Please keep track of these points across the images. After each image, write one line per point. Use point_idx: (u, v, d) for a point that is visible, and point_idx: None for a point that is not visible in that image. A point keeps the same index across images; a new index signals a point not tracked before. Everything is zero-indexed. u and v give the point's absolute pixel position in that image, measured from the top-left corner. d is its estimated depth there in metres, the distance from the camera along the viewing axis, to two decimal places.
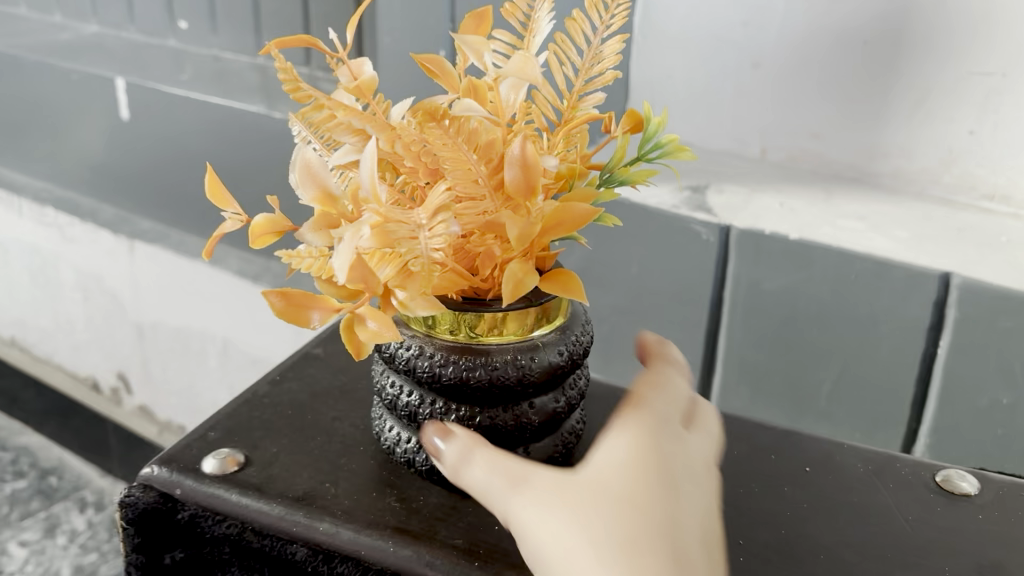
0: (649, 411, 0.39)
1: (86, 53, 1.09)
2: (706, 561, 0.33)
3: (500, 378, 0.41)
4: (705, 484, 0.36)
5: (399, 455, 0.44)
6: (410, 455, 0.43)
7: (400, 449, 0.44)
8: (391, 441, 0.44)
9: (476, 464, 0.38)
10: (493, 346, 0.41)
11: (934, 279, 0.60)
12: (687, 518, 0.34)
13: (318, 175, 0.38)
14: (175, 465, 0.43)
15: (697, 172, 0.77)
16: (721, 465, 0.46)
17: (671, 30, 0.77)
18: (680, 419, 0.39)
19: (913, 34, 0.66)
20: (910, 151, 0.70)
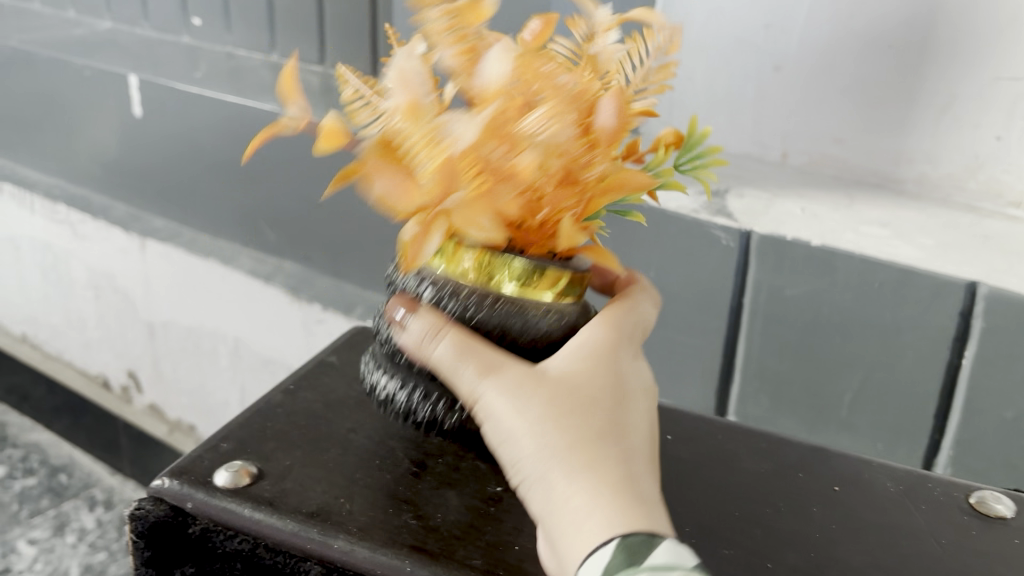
0: (616, 326, 0.42)
1: (99, 50, 1.08)
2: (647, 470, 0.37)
3: (532, 332, 0.41)
4: (650, 404, 0.40)
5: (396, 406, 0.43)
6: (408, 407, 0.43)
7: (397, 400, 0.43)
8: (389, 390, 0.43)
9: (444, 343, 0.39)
10: (530, 300, 0.41)
11: (960, 289, 0.59)
12: (637, 430, 0.38)
13: (409, 80, 0.38)
14: (187, 477, 0.42)
15: (717, 176, 0.75)
16: (751, 483, 0.46)
17: (691, 31, 0.76)
18: (637, 341, 0.43)
19: (940, 38, 0.65)
20: (936, 158, 0.69)
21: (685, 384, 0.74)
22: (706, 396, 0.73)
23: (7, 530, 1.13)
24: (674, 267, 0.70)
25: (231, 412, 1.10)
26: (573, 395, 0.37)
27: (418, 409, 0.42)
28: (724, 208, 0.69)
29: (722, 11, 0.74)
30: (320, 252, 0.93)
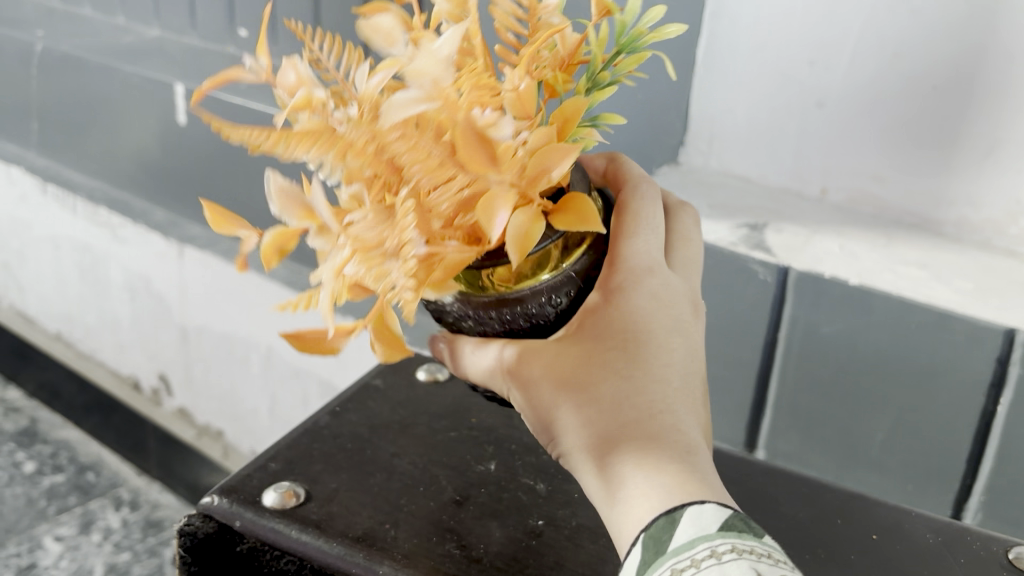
0: (620, 265, 0.43)
1: (147, 57, 1.10)
2: (680, 402, 0.40)
3: (541, 318, 0.42)
4: (678, 331, 0.42)
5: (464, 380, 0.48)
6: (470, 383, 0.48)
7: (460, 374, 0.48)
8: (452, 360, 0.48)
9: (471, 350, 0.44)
10: (526, 292, 0.41)
11: (998, 336, 0.58)
12: (662, 372, 0.41)
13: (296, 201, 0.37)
14: (235, 496, 0.46)
15: (756, 210, 0.76)
16: (790, 530, 0.47)
17: (736, 66, 0.77)
18: (659, 257, 0.44)
19: (986, 83, 0.65)
20: (977, 202, 0.69)
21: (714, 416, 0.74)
22: (737, 431, 0.73)
23: (35, 525, 1.15)
24: (709, 299, 0.70)
25: (259, 420, 1.11)
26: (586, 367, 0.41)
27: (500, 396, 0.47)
28: (763, 242, 0.69)
29: (768, 46, 0.75)
30: None
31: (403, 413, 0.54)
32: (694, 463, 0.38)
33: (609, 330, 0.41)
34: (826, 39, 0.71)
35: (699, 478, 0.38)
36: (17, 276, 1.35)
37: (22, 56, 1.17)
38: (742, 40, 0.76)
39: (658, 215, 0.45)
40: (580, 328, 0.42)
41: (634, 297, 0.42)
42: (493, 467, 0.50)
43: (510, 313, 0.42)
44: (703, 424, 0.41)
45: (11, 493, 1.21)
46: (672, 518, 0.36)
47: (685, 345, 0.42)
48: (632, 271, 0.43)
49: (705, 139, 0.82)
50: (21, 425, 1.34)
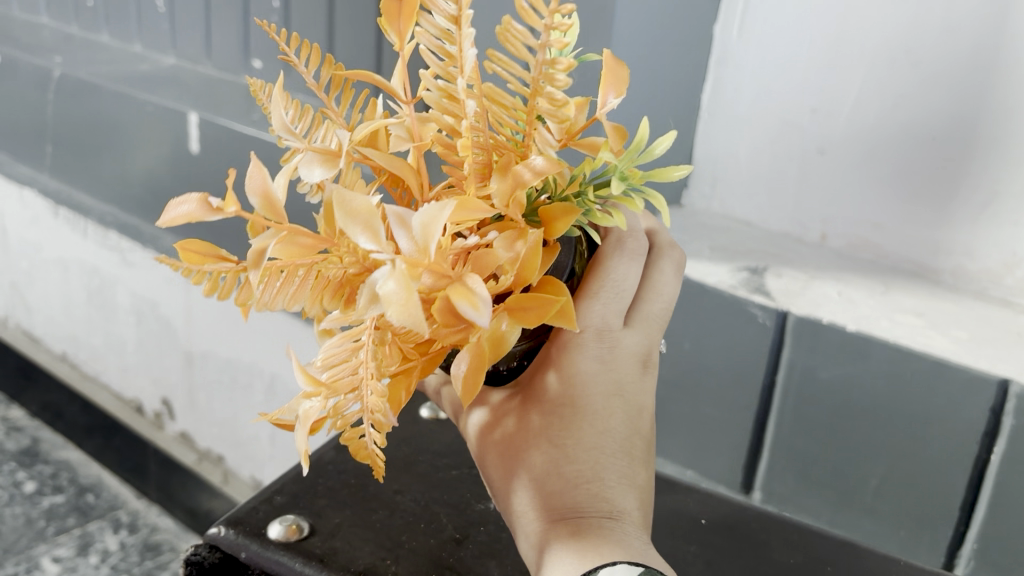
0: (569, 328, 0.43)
1: (163, 85, 1.12)
2: (611, 472, 0.41)
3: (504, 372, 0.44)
4: (619, 397, 0.42)
5: None
6: None
7: None
8: None
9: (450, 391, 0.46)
10: None
11: (992, 386, 0.59)
12: (595, 442, 0.41)
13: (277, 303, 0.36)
14: (241, 528, 0.47)
15: (756, 253, 0.77)
16: None
17: (738, 113, 0.79)
18: (616, 317, 0.43)
19: (982, 138, 0.67)
20: (974, 251, 0.70)
21: (712, 456, 0.75)
22: (735, 472, 0.74)
23: (32, 546, 1.16)
24: (708, 340, 0.72)
25: (259, 447, 1.11)
26: (528, 434, 0.42)
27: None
28: (762, 286, 0.71)
29: (771, 93, 0.77)
30: None
31: (407, 449, 0.55)
32: (613, 529, 0.39)
33: (550, 396, 0.42)
34: (828, 89, 0.73)
35: (613, 542, 0.39)
36: (25, 296, 1.36)
37: (40, 80, 1.20)
38: (745, 86, 0.78)
39: (629, 270, 0.44)
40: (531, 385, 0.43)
41: (579, 361, 0.42)
42: (493, 506, 0.51)
43: None
44: (639, 487, 0.41)
45: (11, 512, 1.21)
46: None
47: (627, 408, 0.42)
48: (579, 335, 0.42)
49: (709, 183, 0.84)
50: (22, 445, 1.35)
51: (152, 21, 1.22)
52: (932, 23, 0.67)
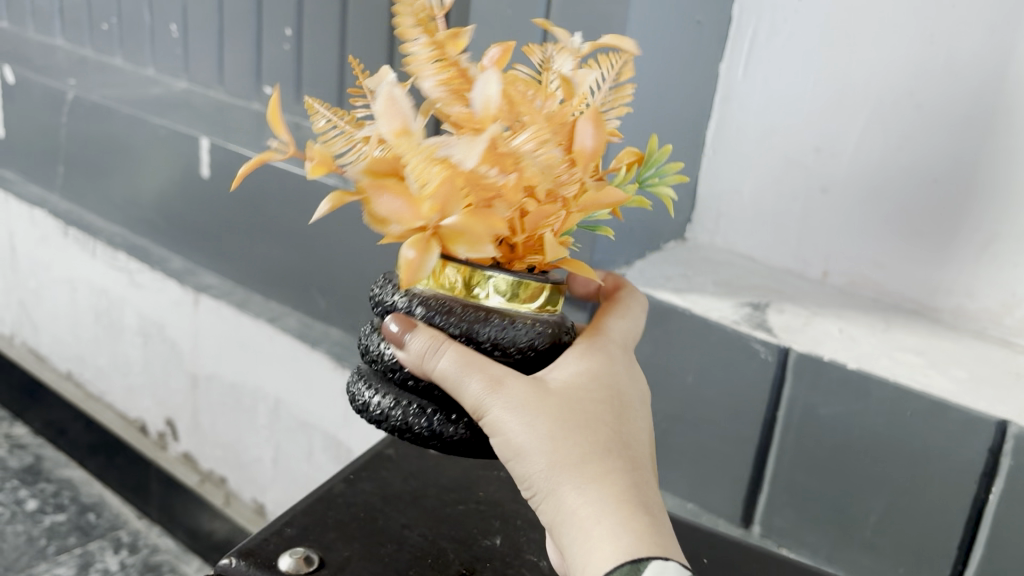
0: (604, 339, 0.48)
1: (175, 109, 1.14)
2: (648, 467, 0.44)
3: (523, 343, 0.45)
4: (644, 410, 0.47)
5: (395, 419, 0.47)
6: (408, 419, 0.47)
7: (394, 413, 0.47)
8: (383, 406, 0.47)
9: (447, 354, 0.44)
10: (519, 314, 0.46)
11: (991, 427, 0.60)
12: (637, 437, 0.45)
13: (400, 108, 0.41)
14: (252, 560, 0.48)
15: (759, 289, 0.78)
16: None
17: (742, 150, 0.81)
18: (630, 347, 0.50)
19: (983, 180, 0.68)
20: (974, 291, 0.71)
21: (712, 490, 0.75)
22: (734, 506, 0.75)
23: (33, 564, 1.16)
24: (711, 373, 0.72)
25: (261, 469, 1.12)
26: (578, 408, 0.43)
27: (413, 423, 0.47)
28: (764, 322, 0.71)
29: (775, 131, 0.78)
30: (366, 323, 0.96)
31: (413, 484, 0.57)
32: (661, 518, 0.42)
33: (601, 383, 0.45)
34: (832, 128, 0.74)
35: (664, 535, 0.41)
36: (33, 315, 1.38)
37: (54, 102, 1.21)
38: (750, 123, 0.79)
39: (638, 316, 0.53)
40: (573, 371, 0.45)
41: (618, 367, 0.47)
42: (499, 542, 0.53)
43: (505, 326, 0.45)
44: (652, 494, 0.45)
45: (12, 530, 1.21)
46: (638, 567, 0.39)
47: (648, 422, 0.47)
48: (612, 346, 0.48)
49: (712, 218, 0.85)
50: (25, 462, 1.35)
51: (165, 45, 1.24)
52: (935, 66, 0.68)
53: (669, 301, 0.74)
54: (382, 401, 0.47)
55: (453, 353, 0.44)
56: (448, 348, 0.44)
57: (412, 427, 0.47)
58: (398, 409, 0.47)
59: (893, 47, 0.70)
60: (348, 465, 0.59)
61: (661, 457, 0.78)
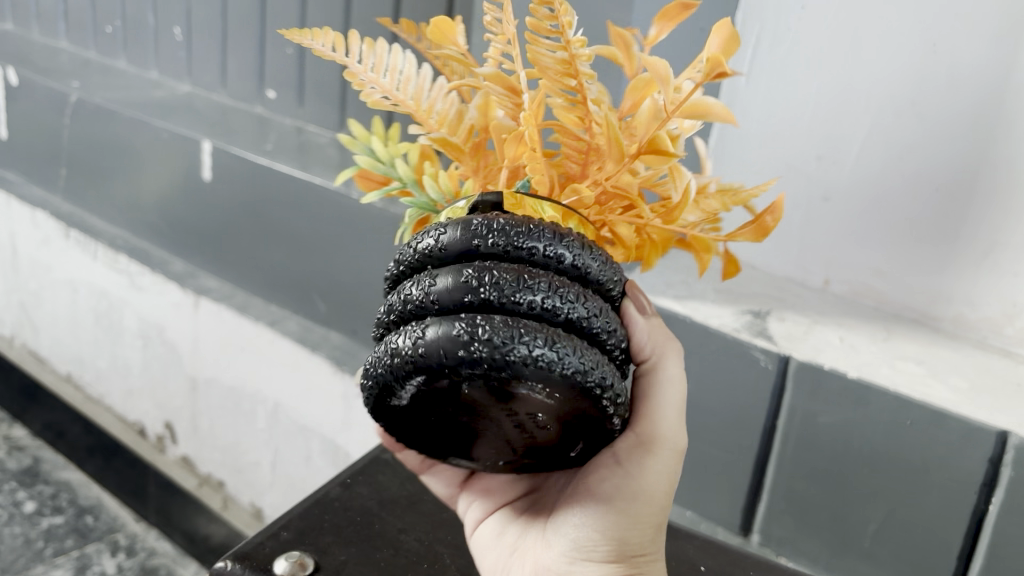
0: None
1: (177, 112, 1.14)
2: None
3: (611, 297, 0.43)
4: None
5: (504, 334, 0.37)
6: (527, 336, 0.37)
7: (502, 331, 0.37)
8: (483, 326, 0.38)
9: (667, 390, 0.46)
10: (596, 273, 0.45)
11: (991, 437, 0.60)
12: None
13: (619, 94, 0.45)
14: (248, 563, 0.50)
15: (760, 297, 0.78)
16: None
17: (744, 157, 0.80)
18: None
19: (985, 190, 0.68)
20: (974, 301, 0.71)
21: (710, 499, 0.75)
22: (732, 513, 0.74)
23: (30, 566, 1.16)
24: (710, 381, 0.72)
25: (260, 473, 1.12)
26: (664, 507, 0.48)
27: (530, 341, 0.37)
28: (765, 330, 0.71)
29: (776, 138, 0.78)
30: (366, 327, 0.96)
31: (411, 488, 0.58)
32: None
33: None
34: (834, 137, 0.74)
35: None
36: (34, 316, 1.37)
37: (56, 104, 1.21)
38: (751, 130, 0.79)
39: None
40: None
41: None
42: None
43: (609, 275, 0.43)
44: None
45: (9, 531, 1.21)
46: None
47: None
48: None
49: None
50: (23, 464, 1.35)
51: (169, 48, 1.24)
52: (937, 74, 0.68)
53: (669, 308, 0.73)
54: (439, 331, 0.38)
55: (672, 381, 0.46)
56: (670, 364, 0.46)
57: (527, 348, 0.37)
58: (509, 327, 0.37)
59: (897, 55, 0.70)
60: (345, 467, 0.60)
61: None
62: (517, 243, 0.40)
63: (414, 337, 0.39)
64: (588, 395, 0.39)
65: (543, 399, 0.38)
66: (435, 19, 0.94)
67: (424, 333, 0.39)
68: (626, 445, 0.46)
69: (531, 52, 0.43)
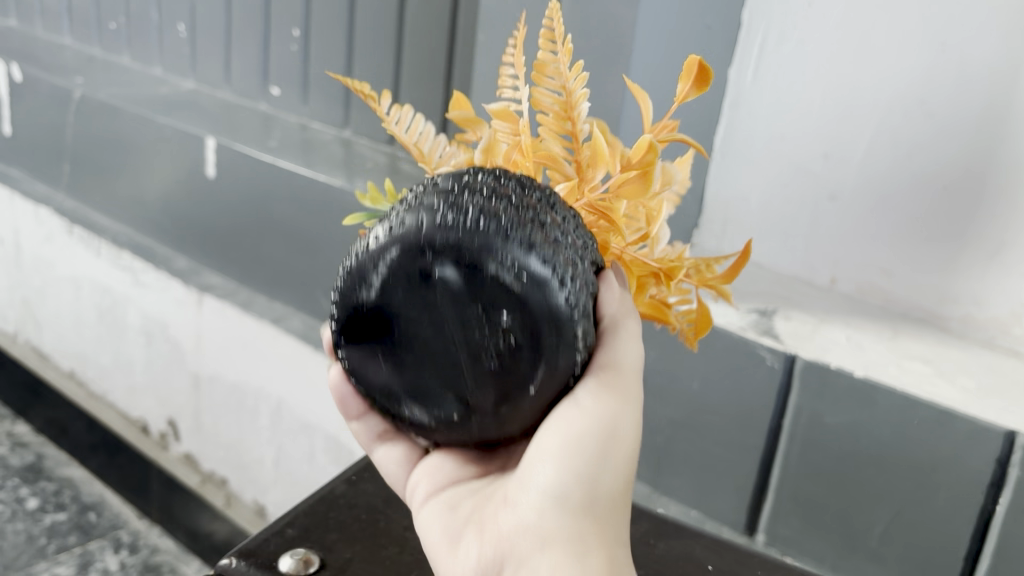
0: None
1: (181, 108, 1.14)
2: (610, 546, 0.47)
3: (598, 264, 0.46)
4: None
5: (474, 222, 0.41)
6: (495, 226, 0.41)
7: (472, 219, 0.41)
8: (458, 213, 0.42)
9: (629, 338, 0.45)
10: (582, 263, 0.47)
11: (998, 438, 0.60)
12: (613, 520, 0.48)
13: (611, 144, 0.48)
14: (253, 561, 0.50)
15: (766, 296, 0.77)
16: None
17: (750, 156, 0.80)
18: None
19: (993, 189, 0.67)
20: (982, 301, 0.70)
21: (716, 498, 0.75)
22: (738, 513, 0.74)
23: (33, 563, 1.16)
24: (716, 380, 0.72)
25: (263, 470, 1.11)
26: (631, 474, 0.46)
27: (499, 229, 0.41)
28: (771, 329, 0.71)
29: (782, 137, 0.78)
30: None
31: None
32: None
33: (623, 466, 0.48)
34: (842, 135, 0.74)
35: None
36: (37, 313, 1.37)
37: (59, 101, 1.21)
38: (757, 129, 0.79)
39: None
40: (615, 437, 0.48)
41: None
42: None
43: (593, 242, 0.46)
44: None
45: (12, 528, 1.21)
46: None
47: None
48: None
49: (720, 222, 0.83)
50: (26, 461, 1.35)
51: (173, 44, 1.24)
52: (945, 73, 0.68)
53: None
54: (421, 213, 0.42)
55: (631, 334, 0.45)
56: (631, 318, 0.46)
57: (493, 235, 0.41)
58: (482, 215, 0.41)
59: (905, 53, 0.69)
60: (350, 465, 0.61)
61: (665, 464, 0.77)
62: (500, 176, 0.44)
63: (394, 222, 0.43)
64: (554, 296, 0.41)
65: (508, 288, 0.41)
66: (440, 18, 0.94)
67: (403, 218, 0.43)
68: (588, 389, 0.44)
69: (535, 95, 0.48)
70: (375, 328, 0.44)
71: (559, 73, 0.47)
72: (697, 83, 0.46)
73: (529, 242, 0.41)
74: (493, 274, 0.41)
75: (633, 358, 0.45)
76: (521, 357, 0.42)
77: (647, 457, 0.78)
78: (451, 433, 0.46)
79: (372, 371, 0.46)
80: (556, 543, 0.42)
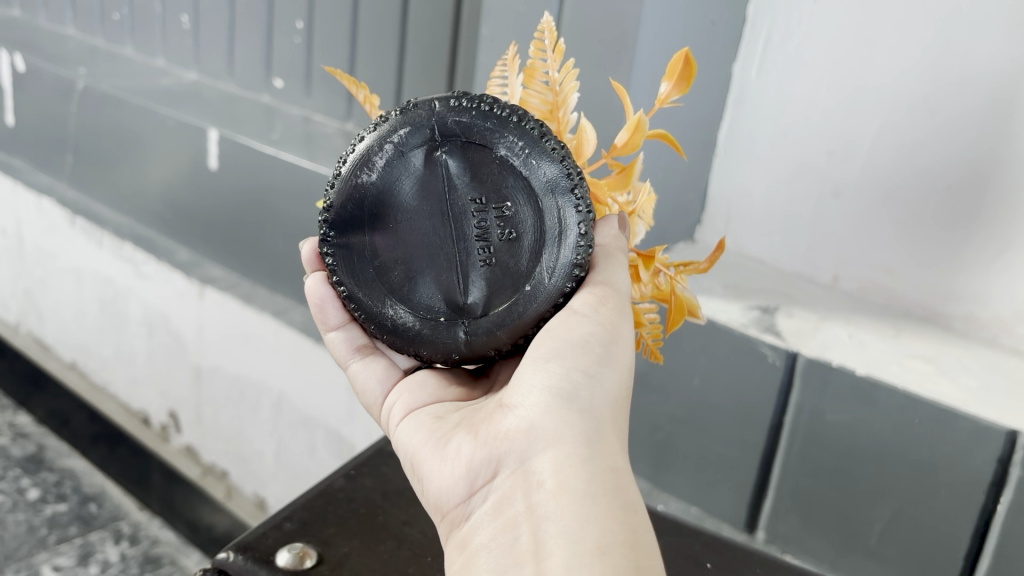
0: None
1: (184, 100, 1.13)
2: None
3: None
4: None
5: (490, 107, 0.50)
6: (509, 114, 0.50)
7: (489, 104, 0.51)
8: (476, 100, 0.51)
9: (620, 268, 0.51)
10: None
11: (1000, 437, 0.59)
12: None
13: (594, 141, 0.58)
14: (249, 555, 0.50)
15: (769, 293, 0.77)
16: None
17: (753, 152, 0.80)
18: None
19: (997, 188, 0.67)
20: (985, 299, 0.70)
21: (716, 494, 0.75)
22: (738, 509, 0.74)
23: (34, 553, 1.16)
24: (718, 377, 0.72)
25: (263, 463, 1.11)
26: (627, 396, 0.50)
27: (510, 114, 0.50)
28: (773, 326, 0.71)
29: (785, 133, 0.77)
30: None
31: None
32: None
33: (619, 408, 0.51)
34: (846, 132, 0.74)
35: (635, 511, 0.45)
36: (39, 303, 1.38)
37: (63, 91, 1.21)
38: (760, 126, 0.79)
39: None
40: None
41: None
42: None
43: None
44: None
45: (13, 518, 1.21)
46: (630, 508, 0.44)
47: None
48: None
49: (722, 219, 0.84)
50: (27, 451, 1.35)
51: (175, 35, 1.24)
52: (950, 72, 0.67)
53: None
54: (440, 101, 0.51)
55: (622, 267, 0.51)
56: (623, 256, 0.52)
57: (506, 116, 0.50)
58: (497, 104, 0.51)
59: (909, 50, 0.69)
60: (350, 458, 0.61)
61: (666, 460, 0.77)
62: None
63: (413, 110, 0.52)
64: (554, 183, 0.50)
65: (512, 171, 0.50)
66: (444, 12, 0.94)
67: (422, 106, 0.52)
68: (585, 300, 0.49)
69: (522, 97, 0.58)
70: (375, 212, 0.52)
71: (548, 75, 0.58)
72: (680, 81, 0.58)
73: (536, 129, 0.50)
74: (502, 155, 0.50)
75: (623, 286, 0.51)
76: (516, 243, 0.50)
77: (648, 454, 0.78)
78: (436, 338, 0.52)
79: (366, 264, 0.53)
80: (558, 435, 0.45)
